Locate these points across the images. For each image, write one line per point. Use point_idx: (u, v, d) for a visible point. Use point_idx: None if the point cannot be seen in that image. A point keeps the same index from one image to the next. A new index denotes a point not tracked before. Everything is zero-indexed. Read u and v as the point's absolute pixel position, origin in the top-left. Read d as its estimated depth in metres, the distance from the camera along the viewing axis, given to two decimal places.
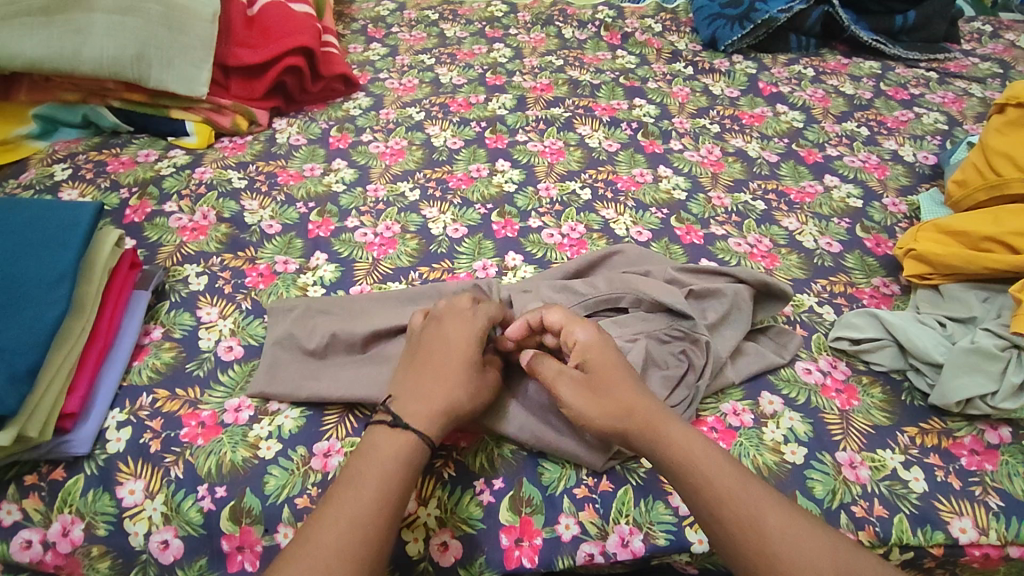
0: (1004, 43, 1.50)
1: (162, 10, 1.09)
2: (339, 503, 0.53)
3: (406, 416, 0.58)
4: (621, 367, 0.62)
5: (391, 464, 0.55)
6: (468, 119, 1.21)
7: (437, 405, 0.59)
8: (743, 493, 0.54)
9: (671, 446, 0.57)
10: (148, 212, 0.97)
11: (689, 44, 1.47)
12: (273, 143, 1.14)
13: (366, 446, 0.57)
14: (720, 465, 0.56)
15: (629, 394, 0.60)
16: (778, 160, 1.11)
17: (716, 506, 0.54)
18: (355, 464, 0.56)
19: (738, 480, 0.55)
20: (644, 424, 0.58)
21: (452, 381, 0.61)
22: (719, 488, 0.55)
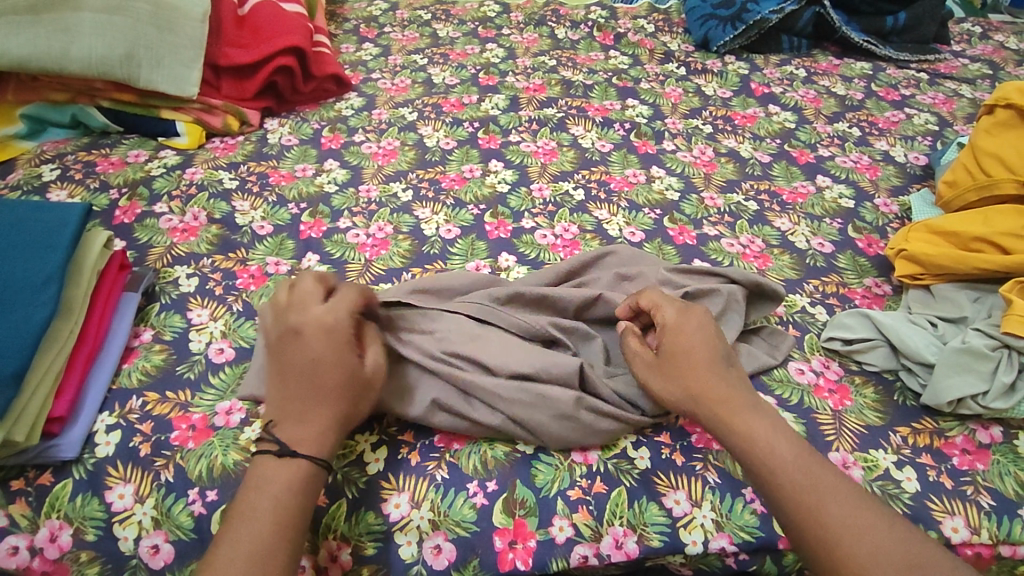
0: (993, 44, 1.51)
1: (152, 9, 1.08)
2: (234, 536, 0.52)
3: (286, 445, 0.57)
4: (702, 352, 0.64)
5: (283, 492, 0.55)
6: (460, 119, 1.21)
7: (316, 427, 0.58)
8: (809, 483, 0.56)
9: (740, 432, 0.59)
10: (138, 213, 0.96)
11: (682, 44, 1.48)
12: (265, 144, 1.13)
13: (254, 478, 0.56)
14: (791, 454, 0.58)
15: (703, 380, 0.62)
16: (771, 161, 1.12)
17: (780, 493, 0.56)
18: (247, 498, 0.55)
19: (806, 469, 0.57)
20: (714, 407, 0.61)
21: (323, 402, 0.59)
22: (784, 476, 0.56)
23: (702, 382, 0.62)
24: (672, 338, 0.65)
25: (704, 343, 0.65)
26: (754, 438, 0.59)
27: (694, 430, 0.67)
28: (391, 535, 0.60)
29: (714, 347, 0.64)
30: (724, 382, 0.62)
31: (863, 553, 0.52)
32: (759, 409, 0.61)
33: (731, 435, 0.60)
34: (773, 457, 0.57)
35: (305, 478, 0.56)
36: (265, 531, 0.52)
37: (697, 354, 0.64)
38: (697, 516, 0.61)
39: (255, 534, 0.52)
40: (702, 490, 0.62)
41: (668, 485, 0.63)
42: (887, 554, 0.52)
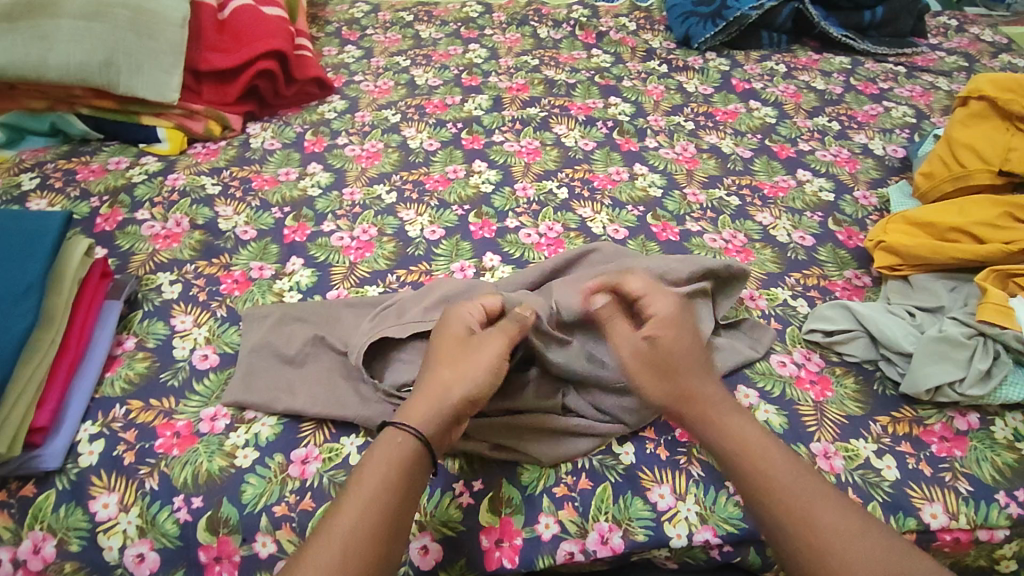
0: (970, 37, 1.53)
1: (131, 15, 1.08)
2: (320, 541, 0.51)
3: (387, 441, 0.57)
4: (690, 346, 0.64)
5: (379, 499, 0.54)
6: (444, 120, 1.21)
7: (424, 412, 0.59)
8: (799, 488, 0.56)
9: (725, 428, 0.60)
10: (120, 221, 0.96)
11: (664, 42, 1.48)
12: (247, 148, 1.13)
13: (382, 451, 0.57)
14: (778, 459, 0.58)
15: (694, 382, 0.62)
16: (752, 156, 1.12)
17: (771, 498, 0.56)
18: (358, 475, 0.55)
19: (794, 472, 0.57)
20: (703, 412, 0.61)
21: (435, 381, 0.61)
22: (775, 478, 0.57)
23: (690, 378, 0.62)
24: (662, 333, 0.64)
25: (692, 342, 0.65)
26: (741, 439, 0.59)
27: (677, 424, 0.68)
28: None
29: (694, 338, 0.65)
30: (711, 386, 0.63)
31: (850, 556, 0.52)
32: (751, 419, 0.62)
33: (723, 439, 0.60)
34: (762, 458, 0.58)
35: (396, 485, 0.55)
36: (345, 547, 0.51)
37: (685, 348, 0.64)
38: (681, 510, 0.62)
39: (335, 545, 0.51)
40: (686, 484, 0.63)
41: (652, 480, 0.63)
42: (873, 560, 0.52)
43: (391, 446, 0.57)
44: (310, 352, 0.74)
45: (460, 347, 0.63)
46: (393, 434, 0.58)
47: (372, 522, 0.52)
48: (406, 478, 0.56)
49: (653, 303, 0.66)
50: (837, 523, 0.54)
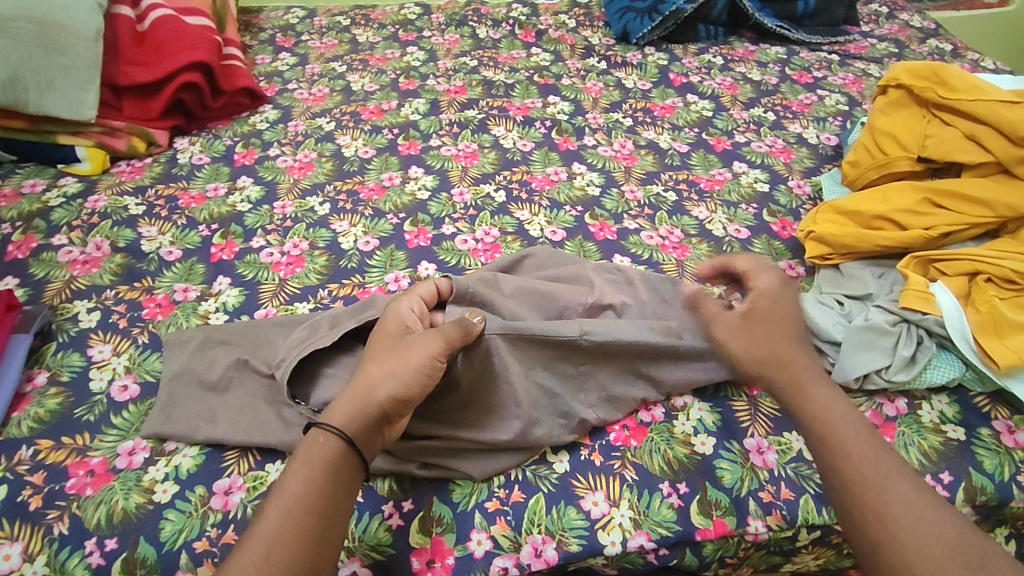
0: (900, 23, 1.57)
1: (36, 28, 1.02)
2: (245, 549, 0.49)
3: (310, 440, 0.56)
4: (785, 327, 0.64)
5: (305, 497, 0.52)
6: (380, 127, 1.19)
7: (344, 412, 0.57)
8: (861, 449, 0.55)
9: (805, 403, 0.59)
10: (34, 247, 0.91)
11: (603, 38, 1.48)
12: (174, 164, 1.08)
13: (306, 452, 0.55)
14: (863, 451, 0.55)
15: (783, 346, 0.62)
16: (689, 151, 1.13)
17: (839, 457, 0.55)
18: (289, 472, 0.53)
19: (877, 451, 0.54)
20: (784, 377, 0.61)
21: (363, 380, 0.59)
22: (853, 451, 0.55)
23: (780, 355, 0.61)
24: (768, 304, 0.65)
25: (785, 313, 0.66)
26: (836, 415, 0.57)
27: (611, 429, 0.67)
28: None
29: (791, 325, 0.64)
30: (795, 347, 0.63)
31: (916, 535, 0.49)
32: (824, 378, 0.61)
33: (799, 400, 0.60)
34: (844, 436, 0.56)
35: (323, 481, 0.53)
36: (272, 550, 0.48)
37: (777, 329, 0.64)
38: (615, 516, 0.61)
39: (262, 548, 0.48)
40: (620, 489, 0.63)
41: (586, 487, 0.63)
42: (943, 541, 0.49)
43: (316, 445, 0.55)
44: (234, 376, 0.71)
45: (395, 345, 0.62)
46: (318, 434, 0.56)
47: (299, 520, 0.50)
48: (333, 474, 0.54)
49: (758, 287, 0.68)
50: (916, 499, 0.51)
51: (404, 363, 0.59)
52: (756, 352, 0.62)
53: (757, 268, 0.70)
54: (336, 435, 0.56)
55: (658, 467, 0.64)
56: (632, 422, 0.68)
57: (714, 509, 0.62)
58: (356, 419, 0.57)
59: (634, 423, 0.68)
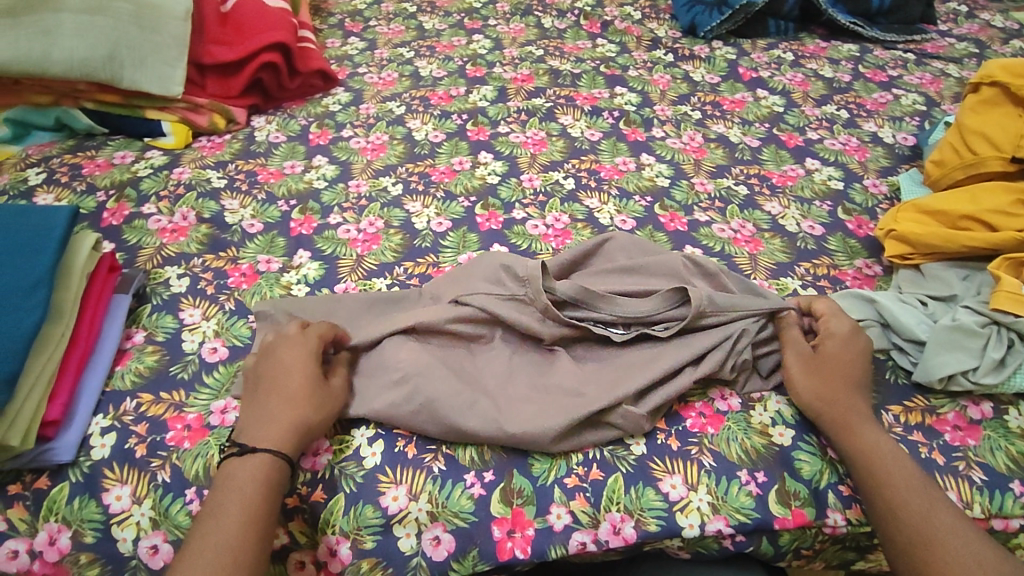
0: (979, 23, 1.53)
1: (132, 8, 1.07)
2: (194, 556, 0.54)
3: (239, 464, 0.59)
4: (856, 373, 0.67)
5: (237, 511, 0.56)
6: (449, 112, 1.21)
7: (268, 437, 0.60)
8: (909, 487, 0.59)
9: (853, 440, 0.62)
10: (126, 215, 0.95)
11: (669, 31, 1.47)
12: (252, 142, 1.12)
13: (228, 475, 0.59)
14: (912, 490, 0.59)
15: (841, 387, 0.65)
16: (759, 145, 1.12)
17: (889, 495, 0.59)
18: (218, 497, 0.58)
19: (916, 480, 0.60)
20: (837, 413, 0.64)
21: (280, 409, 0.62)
22: (898, 485, 0.59)
23: (842, 397, 0.65)
24: (833, 342, 0.68)
25: (856, 360, 0.68)
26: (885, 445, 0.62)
27: (688, 415, 0.68)
28: (390, 527, 0.61)
29: (865, 368, 0.68)
30: (854, 391, 0.66)
31: (966, 561, 0.55)
32: (873, 419, 0.65)
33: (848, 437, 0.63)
34: (889, 467, 0.60)
35: (263, 501, 0.58)
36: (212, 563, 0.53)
37: (846, 372, 0.67)
38: (693, 500, 0.62)
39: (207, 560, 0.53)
40: (698, 474, 0.63)
41: (664, 470, 0.63)
42: (989, 563, 0.55)
43: (260, 463, 0.59)
44: None
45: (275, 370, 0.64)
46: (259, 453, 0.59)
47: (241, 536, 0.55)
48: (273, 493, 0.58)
49: (829, 326, 0.70)
50: (959, 529, 0.57)
51: (293, 393, 0.63)
52: (817, 391, 0.65)
53: (833, 310, 0.71)
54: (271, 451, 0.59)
55: (736, 456, 0.65)
56: (709, 410, 0.68)
57: (793, 499, 0.63)
58: (289, 437, 0.61)
59: (711, 411, 0.68)
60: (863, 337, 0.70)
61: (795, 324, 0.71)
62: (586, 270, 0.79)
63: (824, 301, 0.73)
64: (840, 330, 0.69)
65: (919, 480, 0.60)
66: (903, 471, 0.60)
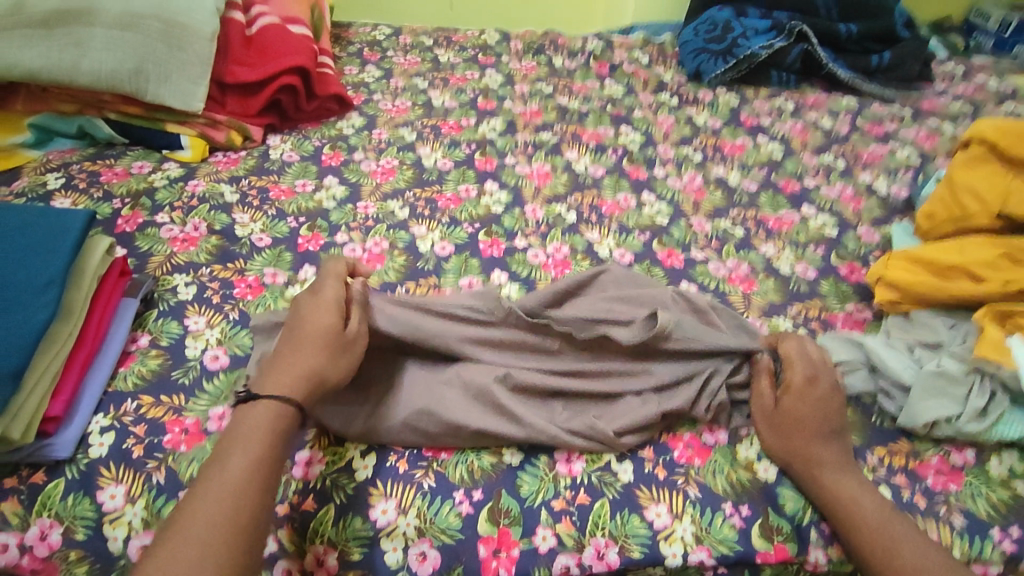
0: (974, 84, 1.59)
1: (161, 25, 1.10)
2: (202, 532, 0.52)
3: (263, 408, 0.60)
4: (819, 424, 0.67)
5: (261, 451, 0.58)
6: (458, 141, 1.25)
7: (266, 415, 0.60)
8: (876, 529, 0.60)
9: (820, 490, 0.64)
10: (140, 223, 0.98)
11: (675, 76, 1.53)
12: (267, 159, 1.16)
13: (242, 420, 0.60)
14: (879, 533, 0.60)
15: (807, 440, 0.66)
16: (757, 190, 1.15)
17: (857, 539, 0.61)
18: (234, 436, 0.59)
19: (882, 514, 0.61)
20: (805, 464, 0.65)
21: (308, 358, 0.64)
22: (865, 527, 0.61)
23: (811, 446, 0.66)
24: (794, 399, 0.68)
25: (822, 409, 0.68)
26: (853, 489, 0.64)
27: (676, 446, 0.69)
28: (377, 540, 0.61)
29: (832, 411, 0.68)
30: (823, 441, 0.66)
31: None
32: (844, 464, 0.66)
33: (817, 488, 0.64)
34: (857, 509, 0.62)
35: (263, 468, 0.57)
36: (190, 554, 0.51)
37: (810, 421, 0.67)
38: (677, 529, 0.63)
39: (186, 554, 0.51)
40: (683, 504, 0.64)
41: (650, 499, 0.65)
42: None
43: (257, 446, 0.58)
44: None
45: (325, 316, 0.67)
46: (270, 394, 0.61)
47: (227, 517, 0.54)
48: (270, 478, 0.57)
49: (791, 375, 0.69)
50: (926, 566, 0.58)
51: (326, 338, 0.65)
52: (784, 446, 0.67)
53: (796, 354, 0.71)
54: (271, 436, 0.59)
55: (721, 488, 0.66)
56: (697, 442, 0.70)
57: (775, 534, 0.63)
58: (299, 387, 0.62)
59: (699, 443, 0.70)
60: (826, 381, 0.70)
61: (765, 371, 0.71)
62: (580, 299, 0.81)
63: (790, 340, 0.73)
64: (796, 381, 0.69)
65: (883, 515, 0.61)
66: (868, 515, 0.61)
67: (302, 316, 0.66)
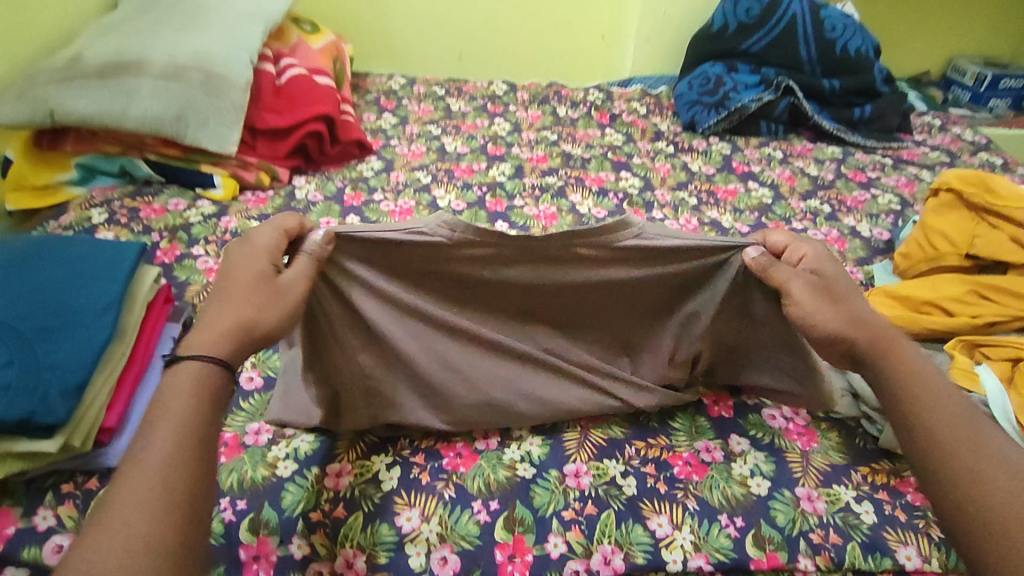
0: (950, 136, 1.71)
1: (203, 76, 1.21)
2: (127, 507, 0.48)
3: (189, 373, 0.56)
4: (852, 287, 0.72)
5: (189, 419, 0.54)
6: (470, 184, 1.34)
7: (188, 380, 0.56)
8: (946, 424, 0.61)
9: (893, 369, 0.66)
10: (178, 254, 1.06)
11: (671, 125, 1.64)
12: (293, 199, 1.24)
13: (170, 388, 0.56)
14: (949, 423, 0.61)
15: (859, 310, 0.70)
16: (749, 231, 1.24)
17: (925, 430, 0.61)
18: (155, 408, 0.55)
19: (953, 414, 0.61)
20: (870, 340, 0.68)
21: (232, 307, 0.61)
22: (936, 418, 0.61)
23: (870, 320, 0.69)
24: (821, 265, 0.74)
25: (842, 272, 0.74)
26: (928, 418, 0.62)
27: (675, 463, 0.76)
28: (401, 545, 0.66)
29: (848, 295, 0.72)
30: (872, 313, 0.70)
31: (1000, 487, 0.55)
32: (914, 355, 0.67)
33: (886, 374, 0.66)
34: (926, 406, 0.62)
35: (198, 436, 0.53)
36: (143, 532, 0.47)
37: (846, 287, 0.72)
38: (678, 538, 0.68)
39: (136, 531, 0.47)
40: (682, 515, 0.70)
41: (652, 510, 0.70)
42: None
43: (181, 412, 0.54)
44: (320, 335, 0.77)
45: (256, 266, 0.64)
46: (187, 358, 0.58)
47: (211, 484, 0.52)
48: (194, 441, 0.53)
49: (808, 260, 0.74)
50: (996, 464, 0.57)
51: (248, 285, 0.62)
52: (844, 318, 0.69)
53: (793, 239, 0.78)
54: (194, 399, 0.55)
55: (717, 501, 0.72)
56: (694, 459, 0.76)
57: (767, 543, 0.69)
58: (228, 339, 0.59)
59: (696, 461, 0.76)
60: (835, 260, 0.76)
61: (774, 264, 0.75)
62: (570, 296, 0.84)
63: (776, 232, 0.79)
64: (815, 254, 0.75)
65: (960, 436, 0.59)
66: (941, 410, 0.62)
67: (229, 269, 0.64)
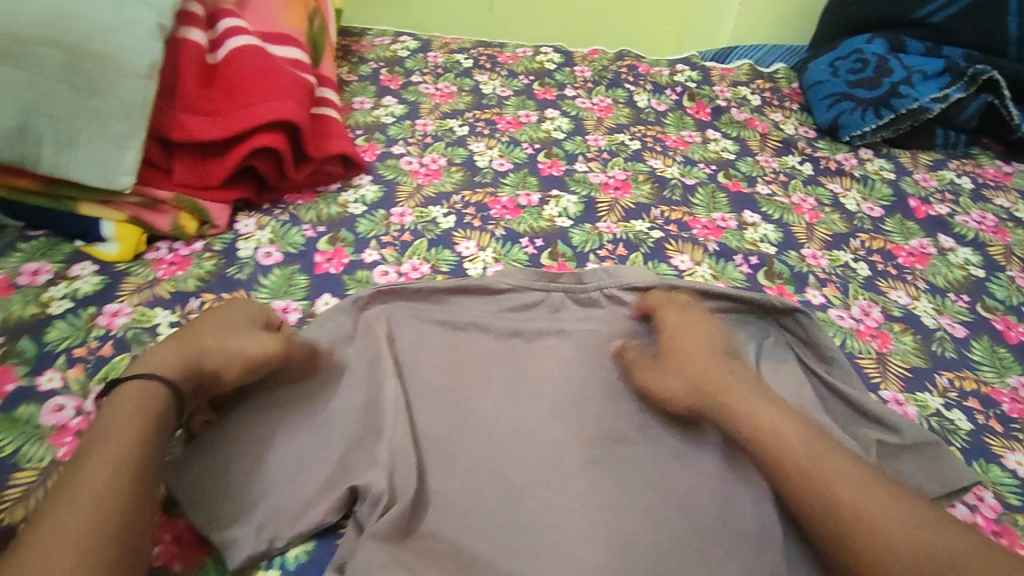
0: None
1: (64, 57, 0.70)
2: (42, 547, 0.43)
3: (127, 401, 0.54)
4: (705, 350, 0.65)
5: (115, 457, 0.49)
6: (516, 233, 0.86)
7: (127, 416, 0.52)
8: (820, 471, 0.54)
9: (757, 422, 0.58)
10: (8, 392, 0.61)
11: (799, 128, 1.14)
12: (232, 261, 0.78)
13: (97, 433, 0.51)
14: (835, 476, 0.54)
15: (725, 381, 0.62)
16: (966, 335, 0.79)
17: (788, 472, 0.55)
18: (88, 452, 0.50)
19: (812, 452, 0.56)
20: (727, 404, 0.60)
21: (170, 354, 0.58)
22: (797, 457, 0.55)
23: (717, 376, 0.63)
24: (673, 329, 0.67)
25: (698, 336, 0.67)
26: (765, 463, 0.57)
27: None
28: None
29: (716, 372, 0.63)
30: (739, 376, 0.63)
31: (879, 540, 0.50)
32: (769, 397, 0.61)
33: (742, 421, 0.59)
34: (782, 442, 0.57)
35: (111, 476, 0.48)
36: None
37: (692, 351, 0.65)
38: None
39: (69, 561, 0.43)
40: None
41: None
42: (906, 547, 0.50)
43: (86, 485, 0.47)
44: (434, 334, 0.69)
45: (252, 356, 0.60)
46: (126, 388, 0.55)
47: (444, 454, 0.61)
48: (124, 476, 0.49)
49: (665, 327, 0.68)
50: (865, 507, 0.52)
51: (195, 335, 0.61)
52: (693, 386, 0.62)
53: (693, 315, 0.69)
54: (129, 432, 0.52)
55: None
56: None
57: None
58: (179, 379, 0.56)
59: None
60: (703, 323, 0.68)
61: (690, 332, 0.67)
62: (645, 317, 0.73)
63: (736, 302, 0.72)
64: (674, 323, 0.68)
65: (820, 474, 0.54)
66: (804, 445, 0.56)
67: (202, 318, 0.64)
